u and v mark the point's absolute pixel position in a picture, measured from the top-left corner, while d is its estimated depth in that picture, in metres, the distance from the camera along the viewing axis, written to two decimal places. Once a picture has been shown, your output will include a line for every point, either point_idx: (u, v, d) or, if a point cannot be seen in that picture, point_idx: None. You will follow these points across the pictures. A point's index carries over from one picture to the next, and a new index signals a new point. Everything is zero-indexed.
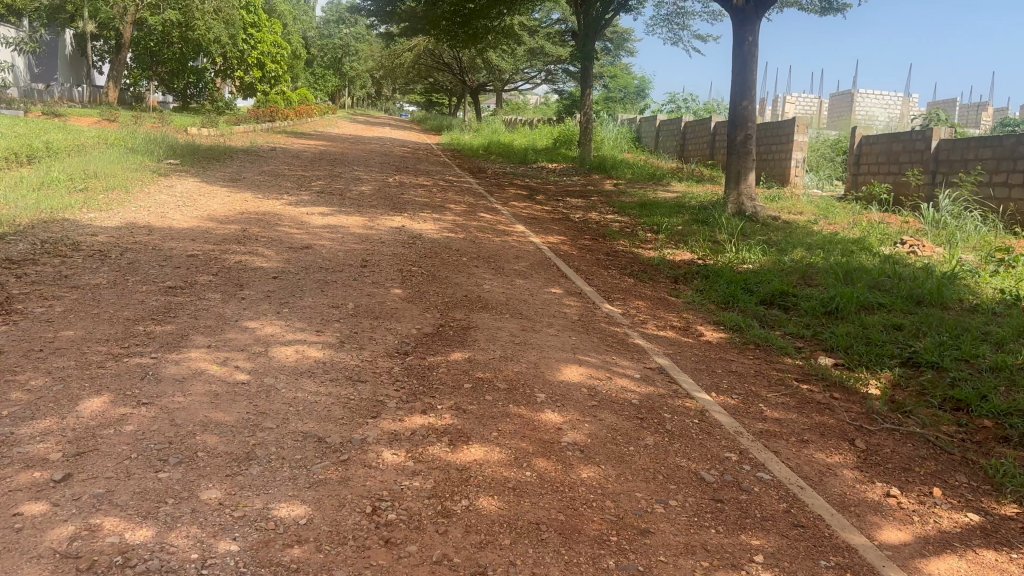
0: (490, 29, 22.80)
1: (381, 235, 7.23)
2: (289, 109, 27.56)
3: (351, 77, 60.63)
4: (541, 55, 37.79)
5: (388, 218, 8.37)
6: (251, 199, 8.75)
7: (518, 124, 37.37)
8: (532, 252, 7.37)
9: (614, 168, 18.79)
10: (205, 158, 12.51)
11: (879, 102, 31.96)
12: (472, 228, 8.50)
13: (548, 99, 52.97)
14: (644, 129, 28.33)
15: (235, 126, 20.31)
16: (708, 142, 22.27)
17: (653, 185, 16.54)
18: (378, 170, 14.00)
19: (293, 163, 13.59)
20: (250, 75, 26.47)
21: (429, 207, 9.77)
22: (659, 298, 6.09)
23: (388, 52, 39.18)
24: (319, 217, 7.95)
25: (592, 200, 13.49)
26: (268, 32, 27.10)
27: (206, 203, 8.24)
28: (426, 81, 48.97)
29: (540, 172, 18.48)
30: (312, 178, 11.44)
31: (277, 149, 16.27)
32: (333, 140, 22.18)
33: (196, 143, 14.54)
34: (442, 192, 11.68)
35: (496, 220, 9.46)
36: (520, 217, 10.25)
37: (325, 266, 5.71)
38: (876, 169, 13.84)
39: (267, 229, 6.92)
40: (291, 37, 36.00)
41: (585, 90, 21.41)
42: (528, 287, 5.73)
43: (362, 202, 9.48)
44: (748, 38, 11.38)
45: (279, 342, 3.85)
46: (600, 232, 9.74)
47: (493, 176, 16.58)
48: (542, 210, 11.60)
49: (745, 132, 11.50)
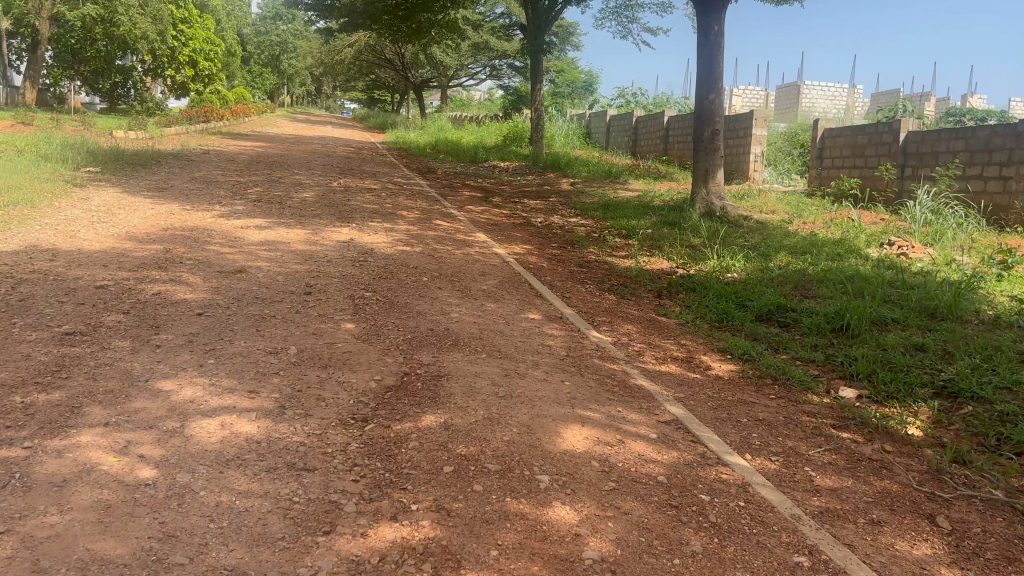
0: (434, 24, 21.91)
1: (328, 251, 6.37)
2: (225, 109, 26.27)
3: (290, 75, 59.04)
4: (486, 50, 36.99)
5: (335, 230, 7.50)
6: (178, 212, 7.80)
7: (464, 121, 36.55)
8: (498, 267, 6.59)
9: (568, 165, 18.12)
10: (129, 164, 11.45)
11: (825, 94, 31.95)
12: (428, 238, 7.69)
13: (493, 94, 52.25)
14: (594, 124, 27.75)
15: (165, 128, 19.09)
16: (662, 137, 21.76)
17: (611, 184, 15.89)
18: (321, 174, 13.05)
19: (228, 167, 12.58)
20: (182, 75, 24.99)
21: (378, 215, 8.92)
22: (649, 320, 5.36)
23: (327, 48, 37.93)
24: (256, 232, 7.04)
25: (550, 202, 12.77)
26: (200, 28, 25.70)
27: (125, 217, 7.27)
28: (367, 78, 47.73)
29: (492, 171, 17.74)
30: (248, 185, 10.48)
31: (210, 152, 15.18)
32: (272, 141, 21.08)
33: (120, 148, 13.40)
34: (392, 196, 10.83)
35: (453, 228, 8.66)
36: (478, 223, 9.47)
37: (262, 295, 4.83)
38: (841, 163, 13.42)
39: (194, 250, 6.01)
40: (225, 34, 34.54)
41: (535, 85, 20.67)
42: (501, 314, 4.95)
43: (304, 211, 8.58)
44: (714, 27, 10.77)
45: (200, 413, 3.00)
46: (566, 238, 9.01)
47: (444, 177, 15.76)
48: (500, 214, 10.83)
49: (713, 126, 10.89)
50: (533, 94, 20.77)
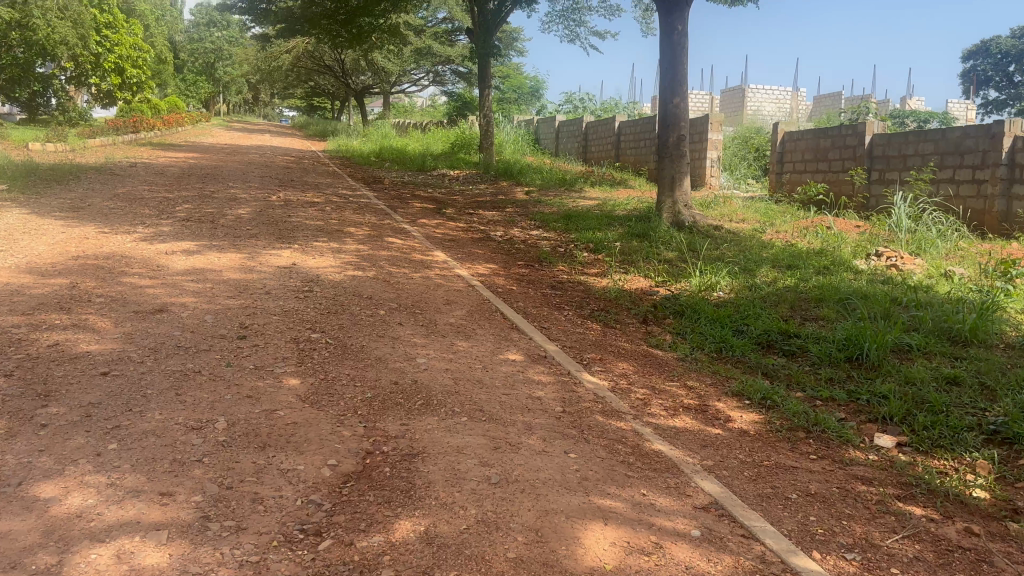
0: (376, 27, 21.01)
1: (267, 281, 5.53)
2: (155, 118, 24.93)
3: (225, 82, 57.29)
4: (429, 55, 36.16)
5: (276, 253, 6.65)
6: (92, 236, 6.83)
7: (408, 128, 35.66)
8: (463, 293, 5.84)
9: (520, 173, 17.46)
10: (42, 180, 10.37)
11: (770, 97, 31.93)
12: (381, 260, 6.89)
13: (435, 100, 51.42)
14: (542, 130, 27.19)
15: (88, 139, 17.84)
16: (613, 142, 21.27)
17: (567, 193, 15.25)
18: (259, 187, 12.10)
19: (156, 182, 11.56)
20: (107, 82, 23.87)
21: (323, 233, 8.06)
22: (643, 356, 4.67)
23: (263, 55, 36.65)
24: (182, 259, 6.14)
25: (506, 213, 12.05)
26: (126, 33, 24.46)
27: (27, 244, 6.29)
28: (305, 85, 46.46)
29: (441, 181, 16.97)
30: (178, 202, 9.52)
31: (137, 165, 14.06)
32: (206, 152, 19.93)
33: (34, 162, 12.23)
34: (338, 211, 10.00)
35: (407, 246, 7.87)
36: (434, 240, 8.70)
37: (185, 343, 3.98)
38: (804, 168, 13.01)
39: (107, 284, 5.10)
40: (154, 40, 33.04)
41: (483, 90, 19.97)
42: (476, 356, 4.18)
43: (240, 231, 7.69)
44: (676, 26, 10.23)
45: (89, 538, 2.17)
46: (530, 254, 8.30)
47: (391, 188, 14.92)
48: (456, 228, 10.06)
49: (678, 132, 10.29)
50: (480, 99, 20.06)
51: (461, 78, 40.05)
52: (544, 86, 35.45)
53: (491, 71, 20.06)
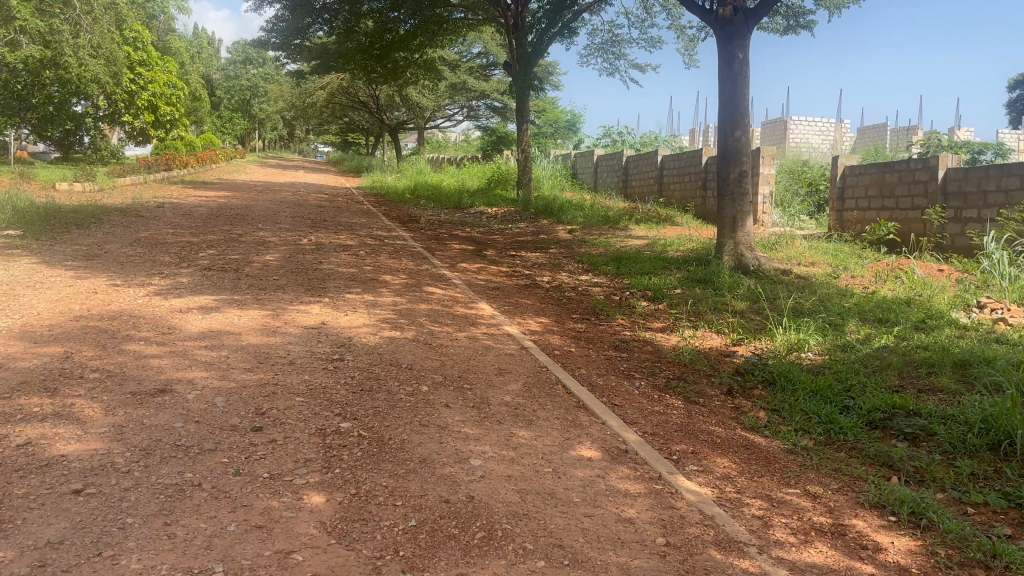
0: (412, 62, 20.56)
1: (292, 347, 4.79)
2: (190, 156, 24.71)
3: (261, 119, 57.66)
4: (463, 90, 35.82)
5: (305, 308, 5.94)
6: (102, 290, 6.18)
7: (443, 163, 35.22)
8: (518, 358, 5.06)
9: (561, 210, 16.72)
10: (62, 224, 9.83)
11: (813, 129, 30.98)
12: (421, 314, 6.15)
13: (469, 135, 51.14)
14: (580, 164, 26.53)
15: (118, 178, 17.53)
16: (655, 177, 20.51)
17: (612, 231, 14.49)
18: (290, 229, 11.51)
19: (182, 224, 11.01)
20: (141, 120, 23.84)
21: (356, 282, 7.37)
22: (743, 446, 3.83)
23: (298, 92, 36.55)
24: (199, 318, 5.44)
25: (551, 254, 11.31)
26: (160, 71, 24.31)
27: (28, 300, 5.65)
28: (340, 121, 46.49)
29: (478, 219, 16.28)
30: (202, 247, 8.90)
31: (165, 205, 13.60)
32: (238, 190, 19.46)
33: (57, 204, 11.79)
34: (372, 256, 9.33)
35: (448, 296, 7.13)
36: (477, 287, 7.97)
37: (187, 439, 3.22)
38: (868, 205, 12.11)
39: (106, 353, 4.39)
40: (190, 78, 33.11)
41: (522, 125, 19.37)
42: (543, 453, 3.37)
43: (267, 281, 7.01)
44: (737, 55, 9.49)
45: None
46: (583, 304, 7.52)
47: (427, 227, 14.28)
48: (499, 272, 9.34)
49: (740, 168, 9.51)
50: (519, 134, 19.46)
51: (495, 113, 39.68)
52: (581, 119, 34.85)
53: (530, 106, 19.49)
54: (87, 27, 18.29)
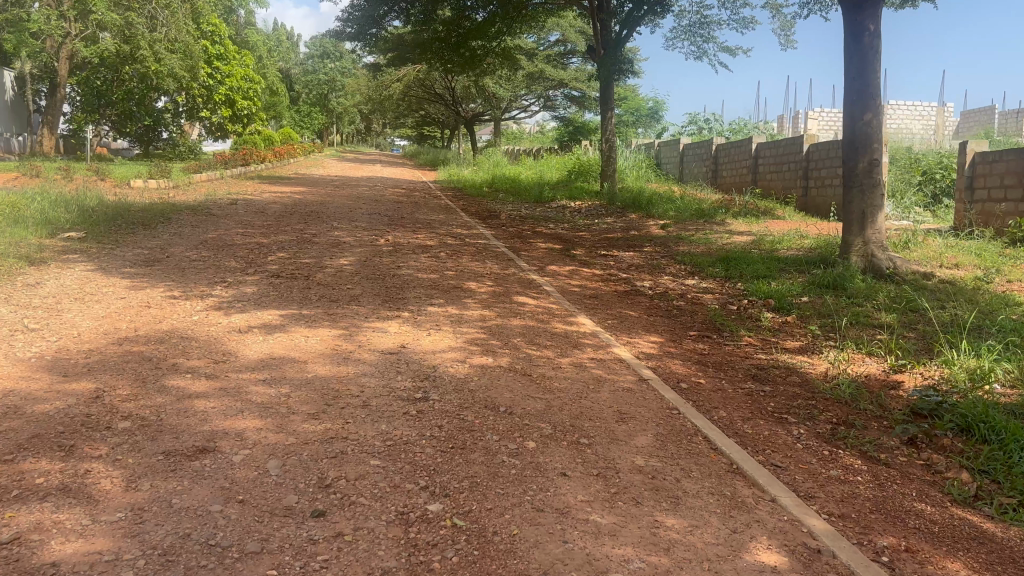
0: (490, 50, 19.72)
1: (365, 381, 3.93)
2: (267, 151, 24.51)
3: (338, 113, 57.89)
4: (541, 79, 34.88)
5: (382, 326, 5.10)
6: (157, 304, 5.47)
7: (519, 155, 34.36)
8: (640, 394, 4.11)
9: (650, 203, 15.63)
10: (129, 224, 9.29)
11: (913, 113, 28.93)
12: (516, 332, 5.25)
13: (544, 125, 50.15)
14: (664, 154, 25.28)
15: (193, 174, 17.22)
16: (749, 167, 19.21)
17: (708, 227, 13.35)
18: (365, 228, 10.79)
19: (253, 223, 10.39)
20: (218, 115, 23.38)
21: (437, 291, 6.52)
22: (972, 540, 2.80)
23: (374, 85, 36.24)
24: (260, 340, 4.64)
25: (647, 254, 10.30)
26: (237, 65, 23.96)
27: (70, 317, 4.96)
28: (415, 114, 46.19)
29: (561, 213, 15.36)
30: (273, 250, 8.20)
31: (239, 202, 13.10)
32: (314, 185, 18.98)
33: (127, 202, 11.36)
34: (453, 258, 8.49)
35: (542, 306, 6.21)
36: (573, 294, 7.04)
37: (224, 537, 2.37)
38: (1005, 196, 10.67)
39: (144, 392, 3.61)
40: (268, 73, 33.07)
41: (606, 114, 18.32)
42: (706, 560, 2.42)
43: (339, 291, 6.22)
44: (868, 26, 8.28)
45: None
46: (697, 315, 6.50)
47: (508, 223, 13.44)
48: (593, 275, 8.38)
49: (871, 156, 8.31)
50: (602, 124, 18.43)
51: (572, 103, 38.62)
52: (663, 107, 33.47)
53: (614, 94, 18.45)
54: (163, 21, 18.43)
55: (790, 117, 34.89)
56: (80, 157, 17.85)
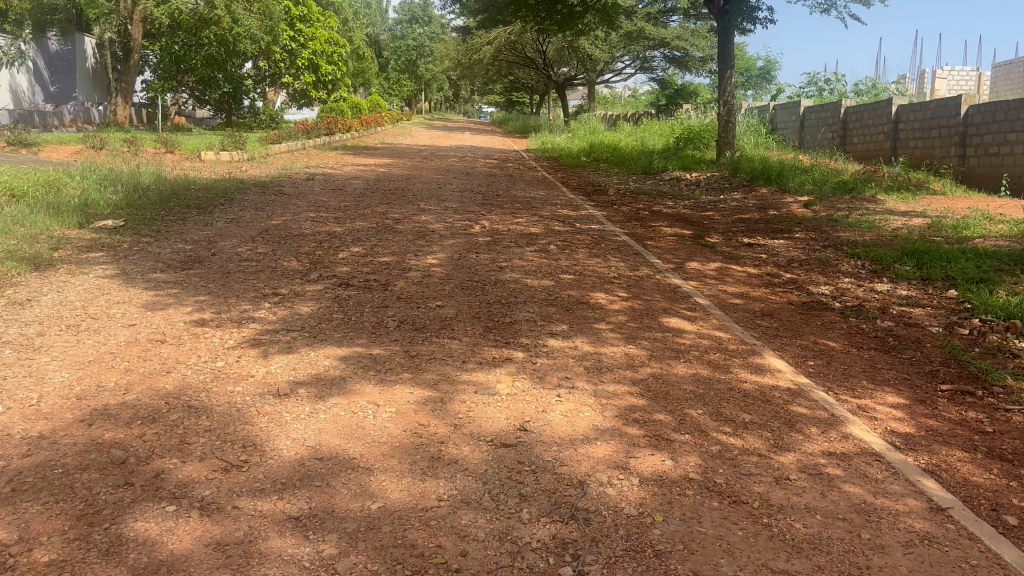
0: (590, 6, 17.79)
1: (468, 526, 2.23)
2: (353, 118, 23.28)
3: (427, 80, 56.65)
4: (640, 38, 32.49)
5: (490, 383, 3.38)
6: (174, 336, 3.90)
7: (616, 119, 32.19)
8: (961, 557, 2.27)
9: (781, 174, 13.48)
10: (182, 207, 7.88)
11: None
12: (690, 389, 3.47)
13: (639, 89, 47.65)
14: (780, 117, 22.78)
15: (273, 144, 16.01)
16: (887, 132, 16.70)
17: (860, 205, 11.18)
18: (456, 209, 9.15)
19: (326, 204, 8.88)
20: (301, 81, 22.21)
21: (555, 308, 4.78)
22: None
23: (462, 49, 34.63)
24: (305, 415, 2.99)
25: (801, 243, 8.31)
26: (321, 27, 22.64)
27: (41, 363, 3.44)
28: (504, 78, 44.47)
29: (676, 187, 13.41)
30: (345, 242, 6.62)
31: (316, 177, 11.68)
32: (398, 155, 17.52)
33: (190, 178, 10.04)
34: (567, 253, 6.74)
35: (709, 337, 4.38)
36: (738, 311, 5.20)
37: None
38: None
39: (75, 563, 2.00)
40: (354, 37, 31.82)
41: (726, 74, 16.09)
42: None
43: (425, 311, 4.55)
44: None
45: None
46: (926, 351, 4.54)
47: (618, 200, 11.59)
48: (747, 276, 6.48)
49: None
50: (719, 84, 16.25)
51: (672, 64, 36.10)
52: (776, 66, 30.60)
53: (734, 51, 16.20)
54: None
55: (916, 75, 31.55)
56: (154, 126, 16.89)
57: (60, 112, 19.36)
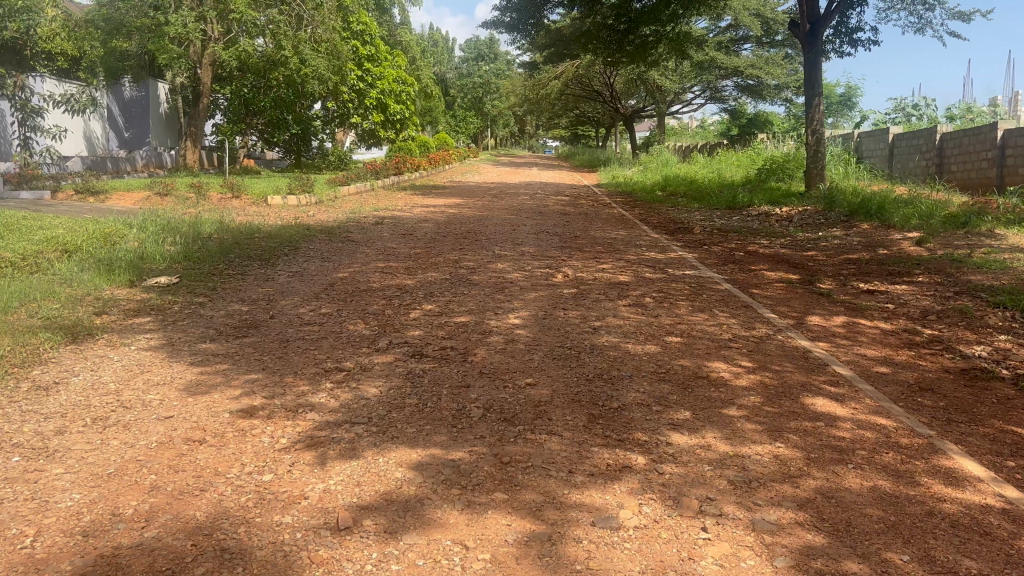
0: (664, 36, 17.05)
1: None
2: (421, 157, 22.94)
3: (493, 116, 56.63)
4: (712, 67, 31.58)
5: (610, 509, 2.59)
6: (215, 435, 3.22)
7: (689, 150, 31.24)
8: None
9: (882, 207, 12.39)
10: (241, 259, 7.34)
11: None
12: (879, 518, 2.60)
13: (709, 120, 46.60)
14: (866, 145, 21.53)
15: (341, 186, 15.65)
16: (992, 158, 15.41)
17: (979, 241, 10.06)
18: (534, 255, 8.42)
19: (394, 252, 8.25)
20: (369, 120, 21.99)
21: (671, 385, 3.96)
22: None
23: (528, 84, 34.26)
24: (371, 566, 2.23)
25: (928, 289, 7.30)
26: (389, 66, 22.46)
27: (47, 478, 2.78)
28: (571, 113, 44.00)
29: (766, 223, 12.45)
30: (416, 298, 5.93)
31: (385, 220, 11.14)
32: (468, 194, 16.97)
33: (255, 225, 9.58)
34: (665, 306, 5.92)
35: (871, 427, 3.48)
36: (889, 384, 4.28)
37: None
38: None
39: None
40: (422, 76, 31.75)
41: (814, 101, 15.08)
42: None
43: (515, 392, 3.76)
44: None
45: None
46: None
47: (707, 240, 10.71)
48: (881, 333, 5.55)
49: None
50: (807, 113, 15.24)
51: (746, 93, 35.01)
52: (858, 92, 29.26)
53: (822, 77, 15.20)
54: (309, 20, 17.14)
55: (1010, 97, 29.80)
56: (223, 169, 16.75)
57: (133, 157, 19.47)
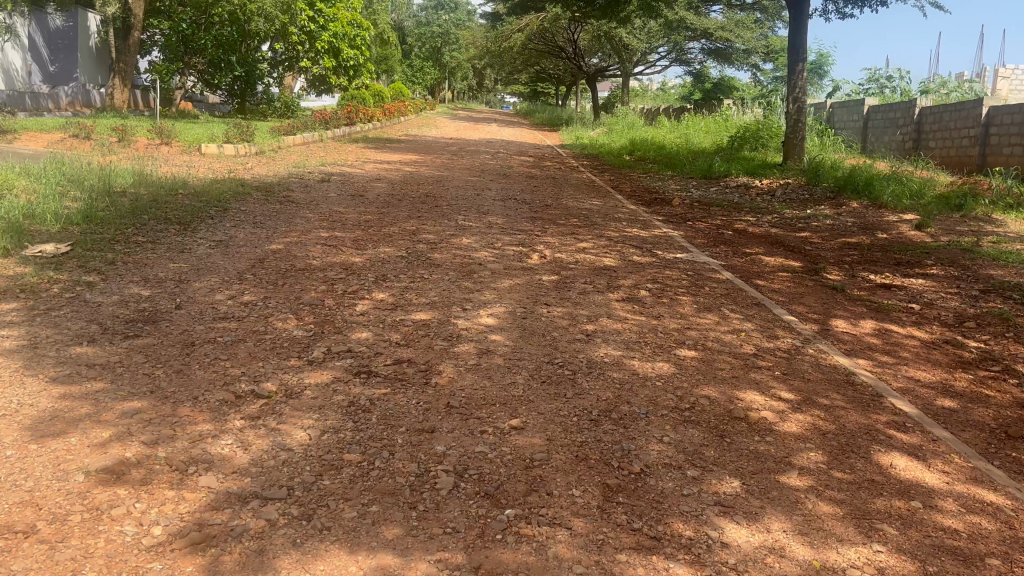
0: None
1: None
2: (375, 107, 21.53)
3: (451, 67, 54.87)
4: (681, 27, 30.45)
5: None
6: (52, 520, 2.15)
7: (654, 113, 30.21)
8: None
9: (869, 184, 11.57)
10: (155, 222, 6.15)
11: None
12: None
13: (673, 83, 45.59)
14: (839, 115, 20.75)
15: (285, 135, 14.35)
16: (975, 136, 14.72)
17: (979, 226, 9.30)
18: (502, 226, 7.36)
19: (341, 218, 7.11)
20: (320, 65, 20.31)
21: (701, 432, 2.97)
22: None
23: (489, 35, 32.76)
24: None
25: (948, 284, 6.45)
26: (343, 7, 20.82)
27: None
28: (532, 68, 42.61)
29: (747, 197, 11.55)
30: (363, 283, 4.84)
31: (333, 177, 9.96)
32: (424, 150, 15.78)
33: (180, 178, 8.35)
34: (665, 303, 4.94)
35: (984, 511, 2.55)
36: (967, 427, 3.35)
37: None
38: None
39: None
40: (379, 22, 30.04)
41: (798, 68, 14.12)
42: None
43: (497, 443, 2.74)
44: None
45: None
46: None
47: (689, 214, 9.76)
48: (920, 346, 4.65)
49: None
50: (789, 79, 14.29)
51: (713, 56, 33.98)
52: (829, 61, 28.43)
53: (807, 42, 14.23)
54: None
55: (980, 72, 29.25)
56: (155, 111, 15.30)
57: (55, 94, 17.79)
